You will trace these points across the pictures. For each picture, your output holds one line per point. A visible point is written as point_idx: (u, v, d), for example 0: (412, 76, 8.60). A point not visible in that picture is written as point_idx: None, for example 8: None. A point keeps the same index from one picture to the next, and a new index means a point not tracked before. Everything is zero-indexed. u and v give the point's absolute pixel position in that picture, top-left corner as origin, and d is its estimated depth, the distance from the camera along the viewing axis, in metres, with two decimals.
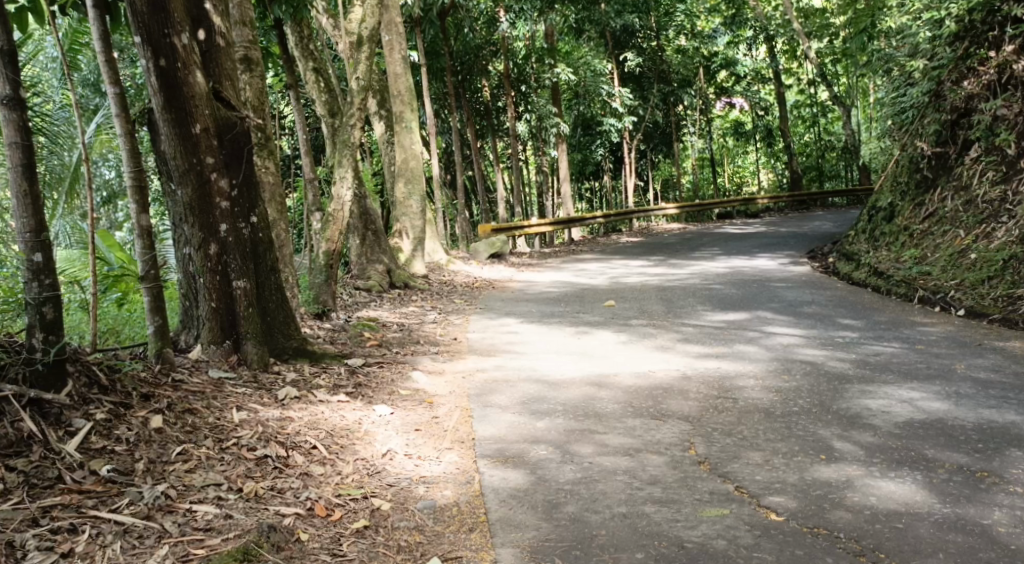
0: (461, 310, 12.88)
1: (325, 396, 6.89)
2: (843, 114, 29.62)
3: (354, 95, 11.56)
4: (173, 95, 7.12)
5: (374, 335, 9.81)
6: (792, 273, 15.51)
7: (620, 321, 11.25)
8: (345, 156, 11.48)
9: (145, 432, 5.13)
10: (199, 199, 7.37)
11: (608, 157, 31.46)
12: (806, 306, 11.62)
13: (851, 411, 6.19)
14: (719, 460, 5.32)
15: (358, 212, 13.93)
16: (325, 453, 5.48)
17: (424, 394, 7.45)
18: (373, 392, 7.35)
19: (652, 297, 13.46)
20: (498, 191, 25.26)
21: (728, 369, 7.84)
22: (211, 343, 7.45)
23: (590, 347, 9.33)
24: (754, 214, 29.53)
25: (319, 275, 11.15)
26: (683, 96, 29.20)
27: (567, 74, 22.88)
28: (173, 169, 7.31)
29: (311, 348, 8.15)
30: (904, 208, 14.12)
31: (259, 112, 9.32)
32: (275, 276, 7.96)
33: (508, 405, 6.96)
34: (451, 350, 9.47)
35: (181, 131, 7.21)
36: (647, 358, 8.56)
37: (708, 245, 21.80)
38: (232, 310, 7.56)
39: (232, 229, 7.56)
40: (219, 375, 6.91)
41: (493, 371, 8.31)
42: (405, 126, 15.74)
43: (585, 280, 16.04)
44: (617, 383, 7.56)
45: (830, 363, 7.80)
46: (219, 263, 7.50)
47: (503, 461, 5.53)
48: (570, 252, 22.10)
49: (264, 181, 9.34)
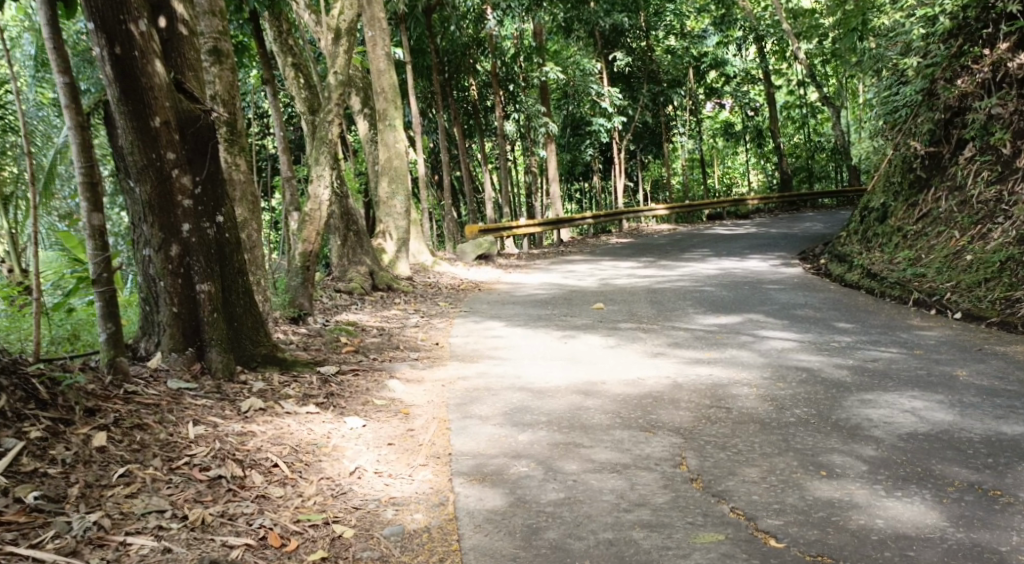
0: (444, 313, 12.44)
1: (292, 407, 6.44)
2: (834, 115, 29.30)
3: (332, 90, 11.00)
4: (129, 86, 6.68)
5: (351, 341, 9.35)
6: (784, 274, 15.13)
7: (608, 325, 10.82)
8: (323, 154, 10.97)
9: (84, 452, 4.70)
10: (159, 196, 6.94)
11: (597, 158, 31.11)
12: (800, 309, 11.23)
13: (853, 420, 5.77)
14: (712, 476, 4.88)
15: (339, 212, 13.45)
16: (285, 472, 5.07)
17: (399, 404, 7.00)
18: (345, 402, 6.91)
19: (642, 299, 13.04)
20: (485, 191, 24.83)
21: (721, 376, 7.43)
22: (172, 351, 7.02)
23: (577, 352, 8.90)
24: (744, 215, 29.18)
25: (295, 277, 10.68)
26: (672, 96, 28.83)
27: (555, 73, 22.48)
28: (131, 164, 6.87)
29: (281, 356, 7.70)
30: (898, 209, 13.74)
31: (229, 107, 8.87)
32: (243, 279, 7.49)
33: (488, 416, 6.52)
34: (431, 356, 9.02)
35: (139, 125, 6.77)
36: (637, 364, 8.13)
37: (699, 246, 21.44)
38: (195, 315, 7.12)
39: (195, 229, 7.12)
40: (178, 385, 6.47)
41: (474, 379, 7.86)
42: (389, 124, 15.27)
43: (573, 282, 15.62)
44: (606, 392, 7.13)
45: (828, 370, 7.38)
46: (181, 265, 7.06)
47: (479, 479, 5.10)
48: (559, 254, 21.71)
49: (235, 179, 8.89)
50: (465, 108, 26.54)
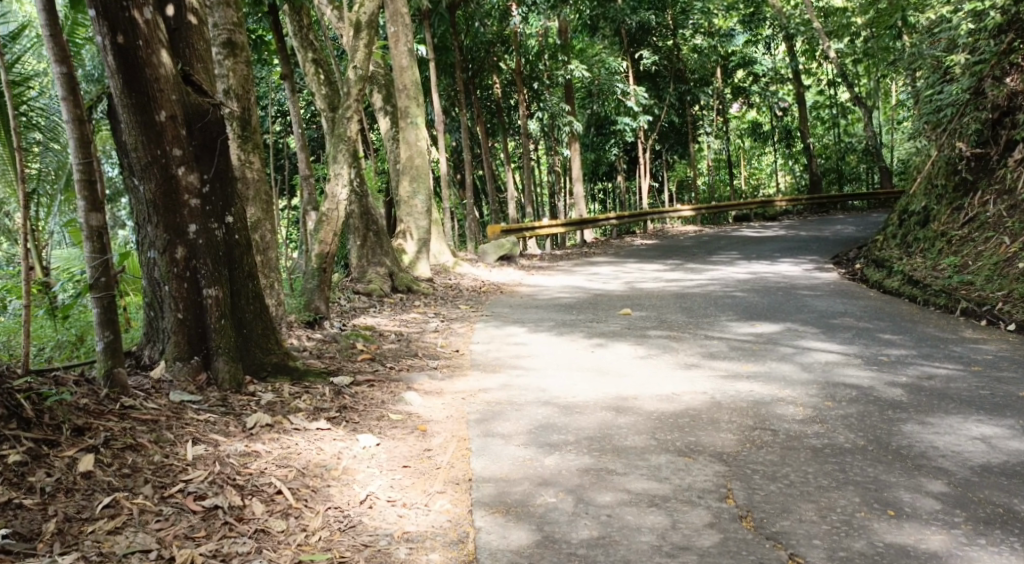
0: (465, 317, 11.99)
1: (302, 423, 5.99)
2: (866, 116, 28.58)
3: (351, 86, 10.47)
4: (133, 77, 6.24)
5: (367, 348, 8.90)
6: (819, 279, 14.55)
7: (637, 333, 10.31)
8: (341, 151, 10.50)
9: (68, 479, 4.32)
10: (164, 196, 6.51)
11: (621, 158, 30.58)
12: (839, 318, 10.70)
13: (916, 449, 5.25)
14: (764, 515, 4.42)
15: (359, 212, 13.01)
16: (289, 501, 4.63)
17: (417, 420, 6.53)
18: (359, 417, 6.44)
19: (672, 305, 12.51)
20: (508, 191, 24.31)
21: (762, 392, 6.91)
22: (176, 359, 6.59)
23: (605, 362, 8.41)
24: (772, 217, 28.53)
25: (311, 280, 10.22)
26: (700, 95, 28.27)
27: (581, 71, 21.98)
28: (134, 161, 6.43)
29: (292, 365, 7.25)
30: (941, 213, 13.17)
31: (243, 102, 8.43)
32: (252, 283, 7.06)
33: (513, 434, 6.04)
34: (452, 365, 8.55)
35: (143, 119, 6.34)
36: (671, 377, 7.62)
37: (727, 249, 20.86)
38: (201, 322, 6.69)
39: (203, 230, 6.69)
40: (181, 397, 6.04)
41: (496, 392, 7.39)
42: (411, 122, 14.86)
43: (598, 286, 15.12)
44: (639, 409, 6.62)
45: (880, 388, 6.84)
46: (187, 268, 6.63)
47: (502, 511, 4.65)
48: (583, 255, 21.19)
49: (248, 177, 8.45)
50: (488, 107, 26.12)
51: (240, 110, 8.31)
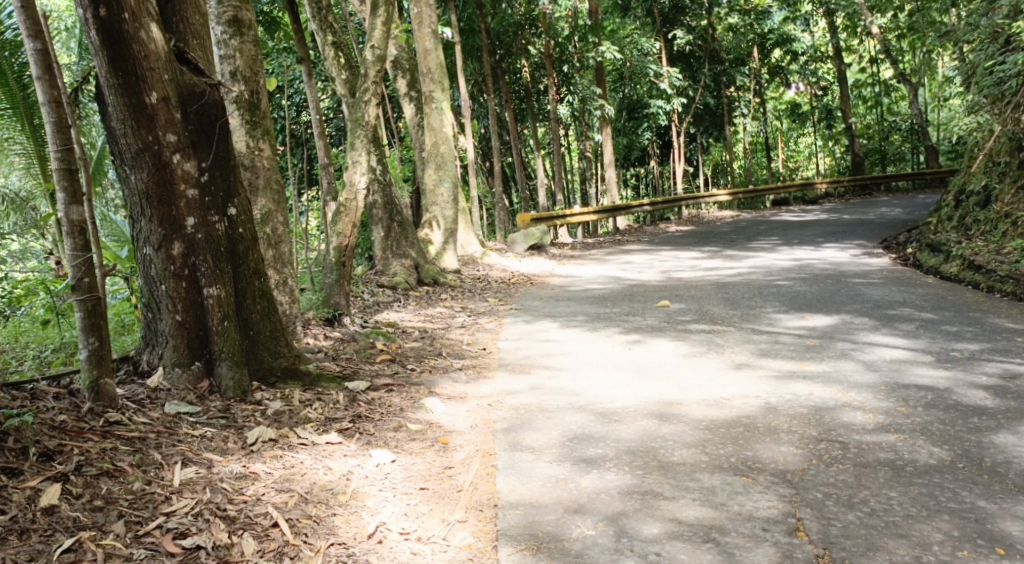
0: (495, 310, 11.37)
1: (310, 436, 5.38)
2: (910, 94, 27.48)
3: (370, 66, 9.77)
4: (118, 54, 5.64)
5: (388, 348, 8.28)
6: (868, 265, 13.78)
7: (678, 326, 9.66)
8: (359, 137, 9.81)
9: (27, 516, 3.84)
10: (158, 186, 5.92)
11: (654, 142, 29.75)
12: (898, 307, 10.03)
13: (1015, 471, 4.68)
14: (846, 554, 3.95)
15: (382, 201, 12.41)
16: (287, 537, 4.10)
17: (439, 431, 5.90)
18: (376, 428, 5.84)
19: (713, 296, 11.79)
20: (540, 178, 23.51)
21: (823, 399, 6.24)
22: (175, 365, 6.00)
23: (645, 361, 7.75)
24: (813, 200, 27.55)
25: (330, 274, 9.57)
26: (736, 75, 27.35)
27: (613, 51, 21.19)
28: (124, 148, 5.85)
29: (304, 369, 6.65)
30: (1004, 192, 12.48)
31: (252, 85, 7.82)
32: (259, 280, 6.46)
33: (546, 447, 5.40)
34: (479, 365, 7.93)
35: (132, 101, 5.75)
36: (719, 380, 6.95)
37: (767, 233, 20.04)
38: (202, 324, 6.11)
39: (202, 224, 6.10)
40: (177, 408, 5.44)
41: (526, 395, 6.75)
42: (436, 106, 14.25)
43: (633, 275, 14.43)
44: (685, 417, 5.97)
45: (958, 395, 6.19)
46: (185, 265, 6.04)
47: (532, 548, 4.12)
48: (617, 242, 20.46)
49: (257, 165, 7.85)
50: (517, 92, 25.35)
51: (247, 94, 7.74)
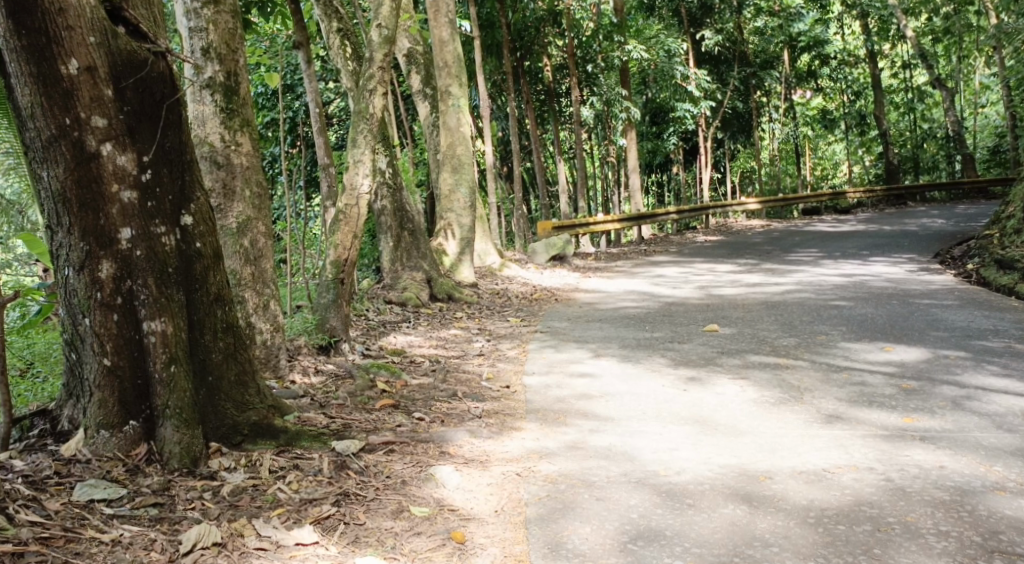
0: (517, 332, 9.86)
1: (273, 535, 3.99)
2: (949, 100, 25.70)
3: (375, 51, 8.15)
4: (22, 8, 4.17)
5: (390, 388, 6.78)
6: (932, 282, 12.21)
7: (738, 356, 8.15)
8: (362, 133, 8.14)
9: None
10: (80, 186, 4.44)
11: (680, 147, 28.09)
12: (992, 335, 8.51)
13: None
14: None
15: (392, 207, 10.91)
16: None
17: (453, 518, 4.42)
18: (366, 515, 4.34)
19: (766, 318, 10.26)
20: (561, 183, 21.84)
21: (966, 474, 4.70)
22: (102, 427, 4.54)
23: (708, 410, 6.20)
24: (847, 210, 25.82)
25: (325, 293, 7.97)
26: (766, 79, 25.72)
27: (641, 51, 19.63)
28: (34, 135, 4.38)
29: (278, 423, 5.14)
30: None
31: (228, 64, 6.33)
32: (219, 307, 4.96)
33: (599, 552, 4.02)
34: (501, 411, 6.41)
35: (41, 69, 4.27)
36: (812, 441, 5.41)
37: (805, 245, 18.42)
38: (140, 370, 4.62)
39: (141, 237, 4.60)
40: (90, 494, 4.10)
41: (565, 460, 5.22)
42: (453, 104, 12.74)
43: (668, 290, 12.87)
44: (782, 501, 4.44)
45: None
46: (118, 292, 4.55)
47: None
48: (644, 253, 18.82)
49: (234, 163, 6.35)
50: (538, 94, 23.75)
51: (222, 76, 6.26)
